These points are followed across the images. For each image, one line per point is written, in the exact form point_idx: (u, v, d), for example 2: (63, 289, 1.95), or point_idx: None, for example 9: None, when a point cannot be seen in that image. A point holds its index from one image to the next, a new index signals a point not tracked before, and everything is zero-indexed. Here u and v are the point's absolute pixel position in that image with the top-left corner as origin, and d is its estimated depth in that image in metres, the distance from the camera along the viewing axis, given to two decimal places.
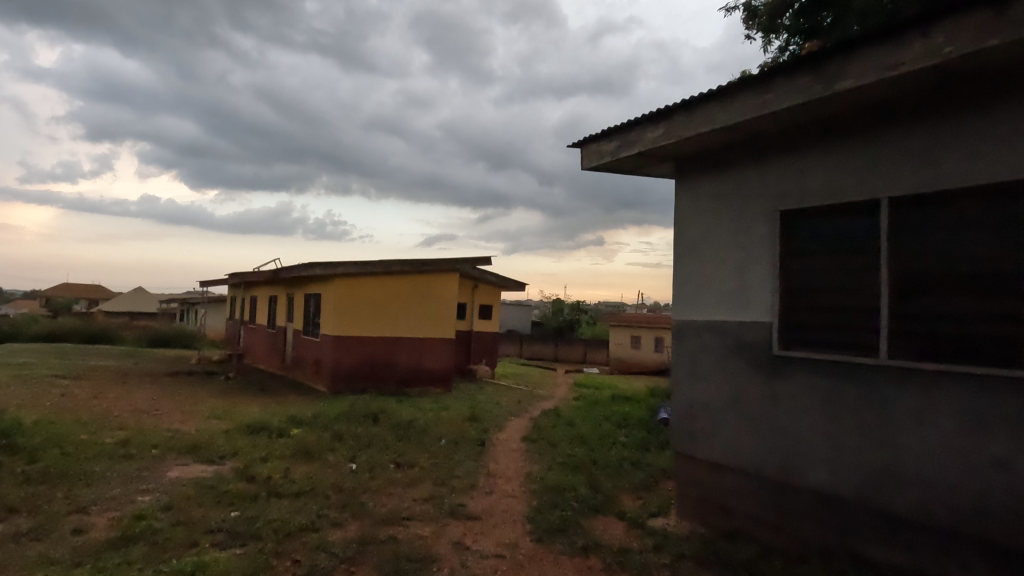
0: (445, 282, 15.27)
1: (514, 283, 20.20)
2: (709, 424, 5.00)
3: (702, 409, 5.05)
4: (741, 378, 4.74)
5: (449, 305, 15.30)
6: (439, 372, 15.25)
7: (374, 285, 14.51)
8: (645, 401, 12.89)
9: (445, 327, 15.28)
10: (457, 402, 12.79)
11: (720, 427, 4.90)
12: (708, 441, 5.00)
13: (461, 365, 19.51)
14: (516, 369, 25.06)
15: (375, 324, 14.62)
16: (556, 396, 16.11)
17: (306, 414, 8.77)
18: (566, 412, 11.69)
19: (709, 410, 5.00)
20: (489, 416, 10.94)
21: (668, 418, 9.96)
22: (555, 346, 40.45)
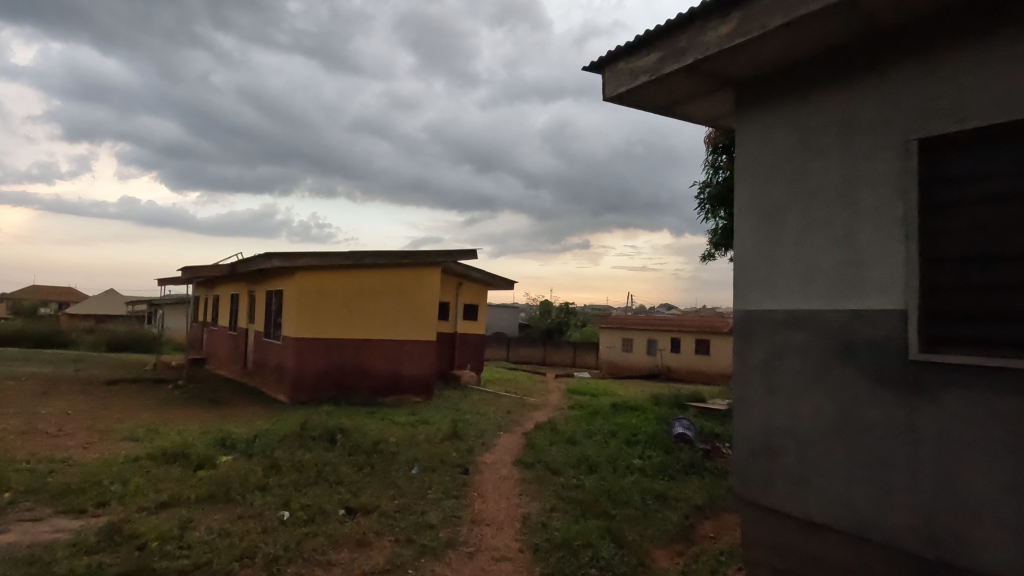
0: (425, 278, 13.60)
1: (502, 280, 18.57)
2: (796, 461, 3.42)
3: (785, 439, 3.48)
4: (851, 394, 3.18)
5: (432, 303, 13.62)
6: (419, 380, 13.55)
7: (345, 280, 12.85)
8: (653, 412, 11.34)
9: (426, 329, 13.59)
10: (438, 415, 11.14)
11: (815, 467, 3.32)
12: (795, 487, 3.41)
13: (444, 370, 17.82)
14: (505, 375, 23.41)
15: (346, 325, 12.92)
16: (550, 405, 14.51)
17: (246, 434, 7.07)
18: (564, 426, 10.08)
19: (797, 441, 3.41)
20: (475, 433, 9.31)
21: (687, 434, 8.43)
22: (544, 350, 38.91)
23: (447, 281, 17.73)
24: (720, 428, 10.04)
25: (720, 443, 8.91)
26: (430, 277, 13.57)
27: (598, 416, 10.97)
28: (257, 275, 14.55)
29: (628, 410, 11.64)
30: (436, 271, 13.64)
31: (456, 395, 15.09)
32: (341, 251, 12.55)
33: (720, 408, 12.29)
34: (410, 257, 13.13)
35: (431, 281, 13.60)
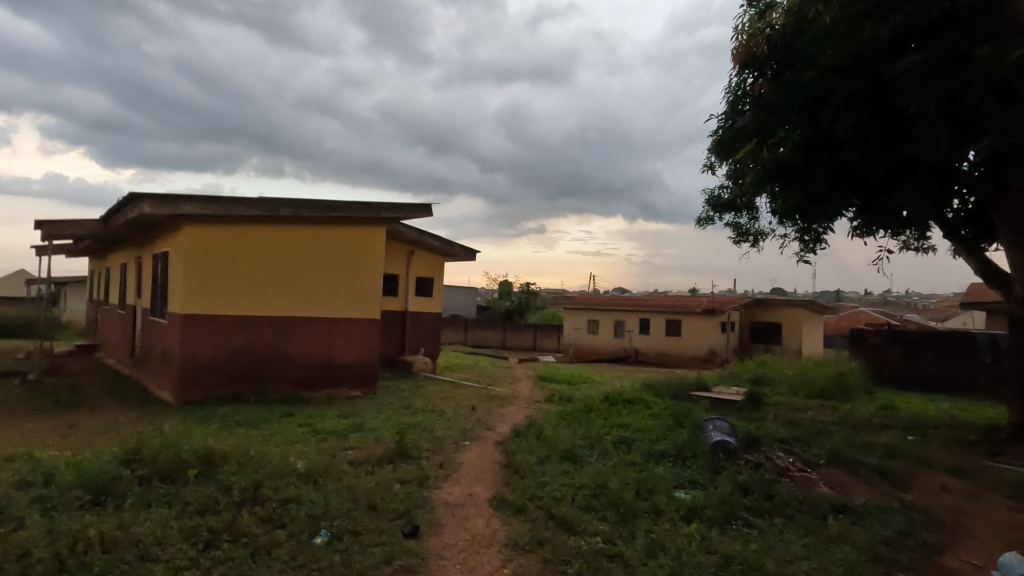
0: (365, 238, 10.50)
1: (462, 249, 15.72)
2: None
3: None
4: None
5: (375, 272, 10.60)
6: (358, 369, 10.62)
7: (254, 237, 9.75)
8: (659, 407, 8.90)
9: (368, 304, 10.59)
10: (378, 418, 8.31)
11: None
12: None
13: (392, 357, 14.90)
14: (463, 360, 20.62)
15: (257, 297, 9.83)
16: (521, 397, 11.93)
17: (31, 472, 4.10)
18: (550, 429, 7.45)
19: None
20: (430, 447, 6.53)
21: (730, 442, 6.05)
22: (504, 332, 36.40)
23: (395, 249, 14.72)
24: (754, 428, 7.65)
25: (771, 451, 6.50)
26: (373, 238, 10.52)
27: (592, 414, 8.41)
28: (140, 233, 11.13)
29: (626, 405, 9.15)
30: (381, 231, 10.60)
31: (406, 387, 12.27)
32: (246, 198, 9.40)
33: (735, 399, 9.95)
34: (342, 210, 10.06)
35: (375, 243, 10.55)
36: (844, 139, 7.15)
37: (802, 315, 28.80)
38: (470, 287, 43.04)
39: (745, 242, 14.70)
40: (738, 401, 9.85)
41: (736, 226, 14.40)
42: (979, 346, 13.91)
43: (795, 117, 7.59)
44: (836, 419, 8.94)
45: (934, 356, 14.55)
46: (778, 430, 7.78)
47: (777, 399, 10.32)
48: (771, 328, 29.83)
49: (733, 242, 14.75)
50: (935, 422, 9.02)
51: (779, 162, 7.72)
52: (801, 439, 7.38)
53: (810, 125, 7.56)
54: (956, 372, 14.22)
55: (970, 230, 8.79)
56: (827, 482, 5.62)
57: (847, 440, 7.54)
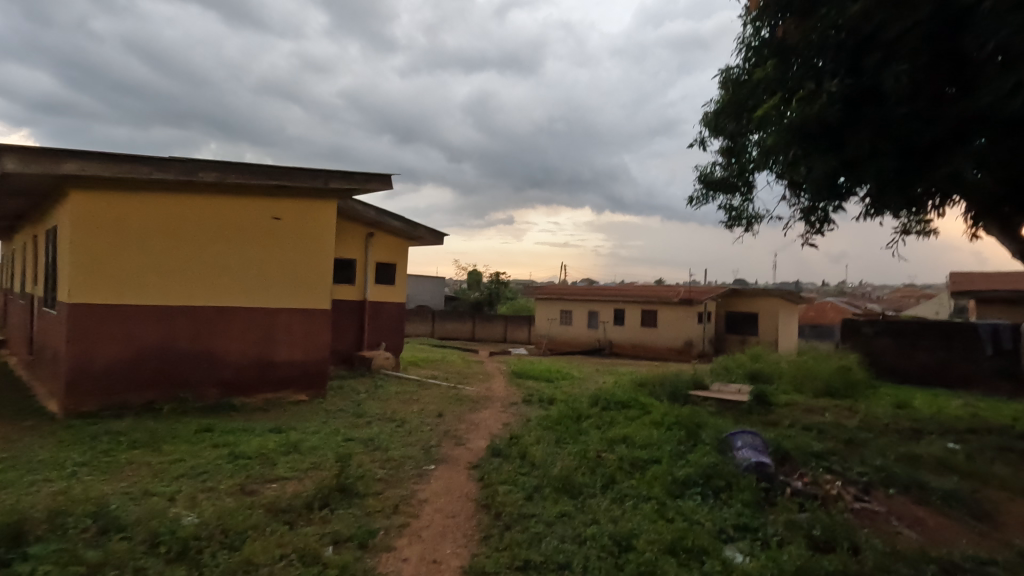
0: (309, 214, 8.97)
1: (428, 231, 14.09)
2: None
3: None
4: None
5: (325, 255, 9.15)
6: (305, 369, 9.09)
7: (172, 210, 8.01)
8: (660, 413, 7.59)
9: (313, 294, 9.07)
10: (323, 431, 6.77)
11: None
12: None
13: (348, 352, 13.25)
14: (430, 354, 19.02)
15: (176, 283, 8.10)
16: (496, 398, 10.47)
17: None
18: (537, 445, 6.04)
19: None
20: (385, 478, 5.03)
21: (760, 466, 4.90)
22: (473, 324, 34.85)
23: (351, 230, 13.08)
24: (778, 439, 6.43)
25: (811, 473, 5.25)
26: (321, 214, 9.01)
27: (585, 424, 7.04)
28: (30, 206, 9.14)
29: (622, 411, 7.82)
30: (332, 207, 9.13)
31: (362, 388, 10.69)
32: (157, 160, 7.61)
33: (741, 400, 8.76)
34: (283, 178, 8.47)
35: (325, 220, 9.06)
36: (892, 89, 5.92)
37: (778, 305, 28.18)
38: (438, 276, 41.26)
39: (737, 226, 13.64)
40: (744, 403, 8.66)
41: (729, 209, 13.32)
42: (979, 337, 13.16)
43: (830, 64, 6.30)
44: (857, 423, 7.83)
45: (931, 348, 13.78)
46: (804, 441, 6.58)
47: (784, 398, 9.21)
48: (747, 318, 29.18)
49: (726, 226, 13.75)
50: (966, 425, 7.98)
51: (810, 119, 6.40)
52: (835, 452, 6.19)
53: (848, 73, 6.29)
54: (955, 365, 13.47)
55: (1010, 207, 7.70)
56: (899, 518, 4.39)
57: (885, 451, 6.39)
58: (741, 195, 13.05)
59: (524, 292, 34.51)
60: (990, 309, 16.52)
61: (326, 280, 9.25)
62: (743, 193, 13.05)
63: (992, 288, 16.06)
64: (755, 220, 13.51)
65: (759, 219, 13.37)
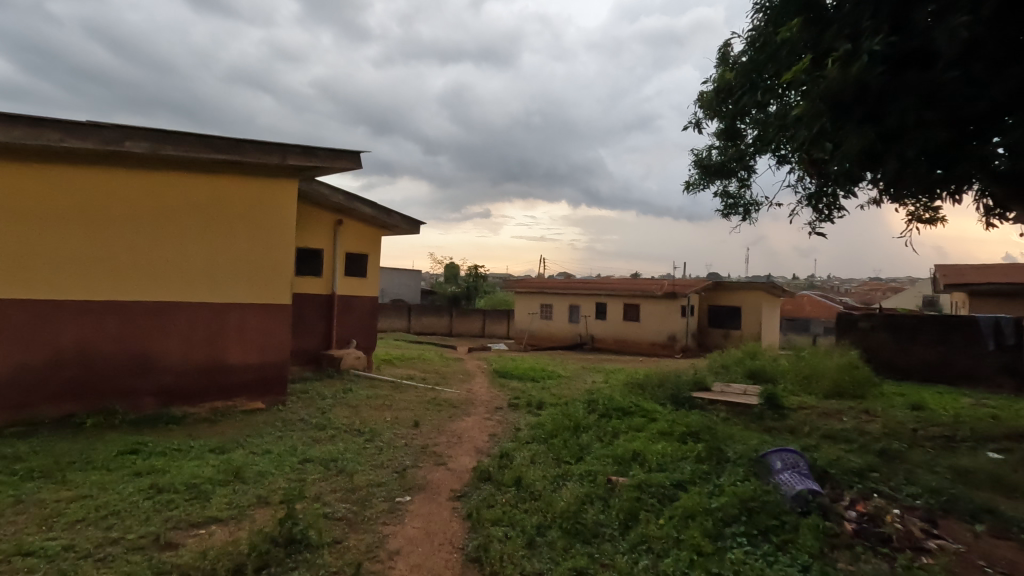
0: (264, 198, 7.99)
1: (403, 219, 12.97)
2: None
3: None
4: None
5: (282, 244, 8.20)
6: (260, 372, 8.10)
7: (101, 187, 6.84)
8: (667, 422, 6.69)
9: (269, 287, 8.11)
10: (277, 450, 5.70)
11: None
12: None
13: (314, 350, 12.08)
14: (405, 352, 17.92)
15: (105, 273, 6.92)
16: (479, 402, 9.48)
17: None
18: (532, 468, 5.11)
19: None
20: (348, 517, 4.03)
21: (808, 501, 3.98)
22: (451, 318, 33.77)
23: (318, 217, 11.92)
24: (806, 452, 5.62)
25: (861, 500, 4.42)
26: (278, 198, 8.06)
27: (585, 437, 6.12)
28: None
29: (623, 419, 6.91)
30: (292, 191, 8.24)
31: (330, 392, 9.59)
32: (75, 127, 6.38)
33: (750, 404, 7.95)
34: (232, 153, 7.41)
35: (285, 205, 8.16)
36: (947, 46, 5.12)
37: (762, 299, 27.78)
38: (414, 269, 39.98)
39: (732, 216, 13.05)
40: (754, 407, 7.87)
41: (726, 197, 12.61)
42: (980, 332, 12.69)
43: (870, 21, 5.46)
44: (881, 428, 7.10)
45: (930, 343, 13.27)
46: (834, 453, 5.78)
47: (794, 399, 8.47)
48: (730, 312, 28.72)
49: (721, 215, 13.09)
50: (995, 429, 7.32)
51: (848, 85, 5.52)
52: (874, 467, 5.39)
53: (890, 31, 5.46)
54: (954, 360, 12.99)
55: None
56: (988, 561, 3.57)
57: (926, 463, 5.63)
58: (739, 181, 12.33)
59: (502, 286, 33.52)
60: (982, 303, 16.17)
61: (283, 272, 8.28)
62: (740, 180, 12.35)
63: (987, 282, 15.70)
64: (751, 208, 12.90)
65: (755, 207, 12.76)
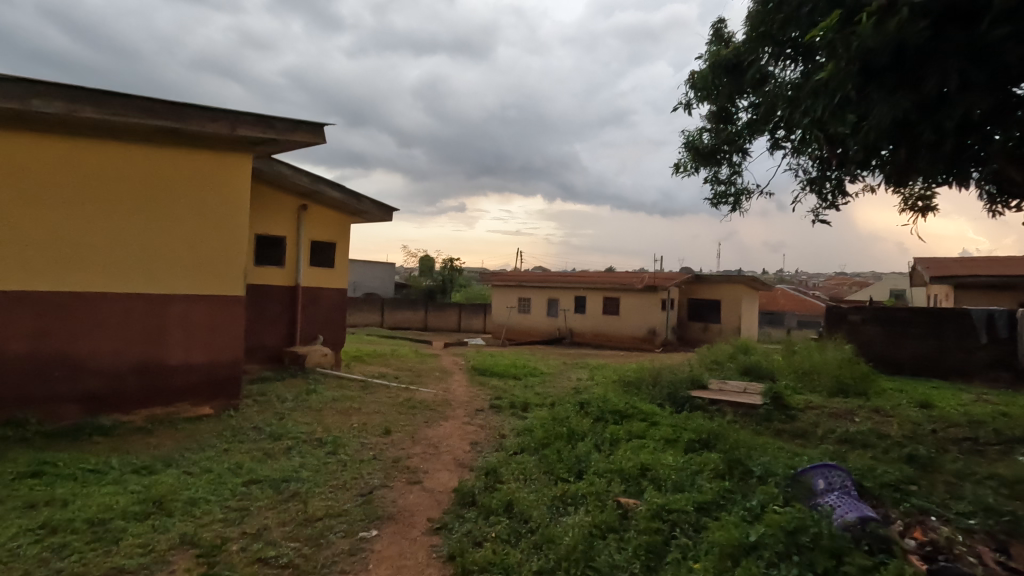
0: (212, 175, 7.06)
1: (374, 205, 11.97)
2: None
3: None
4: None
5: (234, 229, 7.28)
6: (208, 373, 7.14)
7: (11, 156, 5.79)
8: (671, 427, 5.98)
9: (217, 278, 7.16)
10: (218, 469, 4.77)
11: None
12: None
13: (277, 348, 11.05)
14: (377, 348, 16.91)
15: (16, 259, 5.87)
16: (459, 404, 8.62)
17: None
18: (527, 490, 4.29)
19: None
20: (297, 564, 3.17)
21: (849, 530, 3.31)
22: (426, 312, 32.77)
23: (278, 200, 10.86)
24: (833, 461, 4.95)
25: (914, 522, 3.76)
26: (228, 176, 7.15)
27: (581, 447, 5.35)
28: None
29: (622, 425, 6.17)
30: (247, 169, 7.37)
31: (293, 394, 8.63)
32: None
33: (754, 405, 7.29)
34: (170, 119, 6.38)
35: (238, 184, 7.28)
36: None
37: (742, 292, 27.51)
38: (387, 262, 38.76)
39: (723, 204, 12.43)
40: (760, 407, 7.21)
41: (717, 184, 11.98)
42: (974, 324, 12.36)
43: None
44: (900, 430, 6.51)
45: (922, 337, 12.92)
46: (862, 461, 5.14)
47: (800, 398, 7.86)
48: (710, 306, 28.39)
49: (711, 203, 12.45)
50: (1017, 429, 6.80)
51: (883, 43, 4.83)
52: (910, 478, 4.76)
53: None
54: (946, 354, 12.66)
55: None
56: None
57: (966, 471, 5.02)
58: (730, 167, 11.70)
59: (478, 279, 32.59)
60: (968, 296, 15.98)
61: (235, 261, 7.34)
62: (732, 166, 11.72)
63: (973, 274, 15.49)
64: (742, 196, 12.30)
65: (746, 195, 12.17)
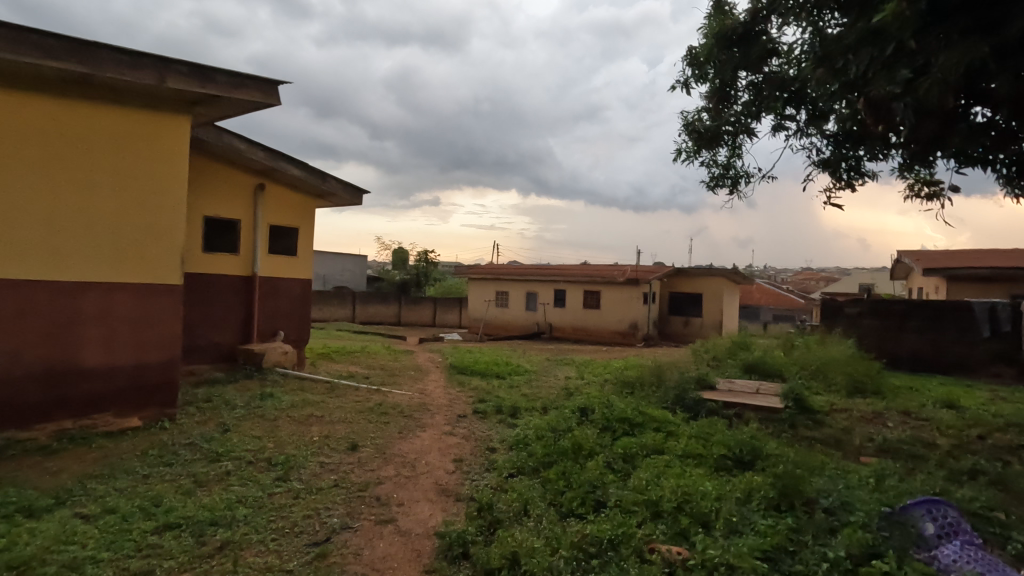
0: (139, 141, 5.89)
1: (341, 186, 10.78)
2: None
3: None
4: None
5: (167, 207, 6.12)
6: (134, 380, 5.94)
7: None
8: (692, 439, 5.07)
9: (145, 264, 5.98)
10: (124, 508, 3.65)
11: None
12: None
13: (231, 346, 9.81)
14: (346, 345, 15.66)
15: None
16: (438, 409, 7.58)
17: None
18: (532, 534, 3.30)
19: None
20: None
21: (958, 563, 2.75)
22: (400, 306, 31.55)
23: (232, 179, 9.61)
24: (897, 481, 4.11)
25: None
26: (159, 143, 6.01)
27: (591, 468, 4.40)
28: None
29: (633, 437, 5.23)
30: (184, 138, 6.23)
31: (244, 399, 7.44)
32: None
33: (774, 409, 6.45)
34: (79, 64, 5.17)
35: (173, 155, 6.13)
36: None
37: (724, 286, 27.03)
38: (359, 255, 37.26)
39: (719, 189, 11.66)
40: (781, 411, 6.38)
41: (714, 167, 11.16)
42: (975, 317, 11.86)
43: None
44: (942, 436, 5.76)
45: (921, 331, 12.38)
46: (926, 478, 4.31)
47: (819, 400, 7.06)
48: (692, 300, 27.85)
49: (707, 188, 11.65)
50: None
51: None
52: (992, 500, 3.94)
53: None
54: (948, 349, 12.13)
55: None
56: None
57: None
58: (730, 149, 10.89)
59: (454, 272, 31.38)
60: (960, 288, 15.57)
61: (168, 245, 6.15)
62: (732, 147, 10.91)
63: (966, 266, 15.08)
64: (740, 180, 11.53)
65: (745, 179, 11.40)
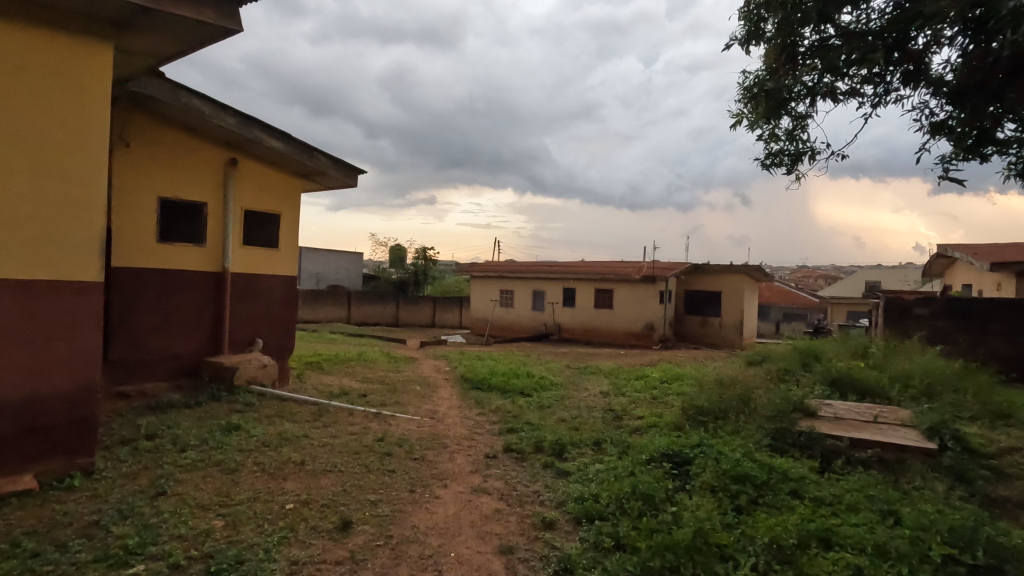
0: (27, 76, 4.13)
1: (331, 164, 8.93)
2: None
3: None
4: None
5: (74, 174, 4.38)
6: (29, 421, 4.16)
7: None
8: (867, 521, 3.30)
9: (40, 254, 4.23)
10: None
11: None
12: None
13: (196, 360, 7.97)
14: (339, 351, 13.80)
15: None
16: (456, 445, 5.77)
17: None
18: None
19: None
20: None
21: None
22: (397, 306, 29.77)
23: (195, 153, 7.79)
24: None
25: None
26: (58, 80, 4.27)
27: None
28: None
29: (770, 513, 3.44)
30: (104, 80, 4.51)
31: (203, 435, 5.61)
32: None
33: (928, 451, 4.67)
34: None
35: (83, 101, 4.40)
36: None
37: (744, 283, 25.26)
38: (353, 252, 35.32)
39: (776, 168, 9.89)
40: (941, 457, 4.59)
41: (773, 141, 9.39)
42: None
43: None
44: None
45: (1009, 334, 10.64)
46: None
47: (968, 432, 5.29)
48: (709, 298, 26.09)
49: (761, 166, 9.88)
50: None
51: None
52: None
53: None
54: None
55: None
56: None
57: None
58: (794, 119, 9.11)
59: (455, 271, 29.53)
60: None
61: (75, 228, 4.41)
62: (795, 117, 9.14)
63: None
64: (801, 157, 9.75)
65: (808, 156, 9.62)
